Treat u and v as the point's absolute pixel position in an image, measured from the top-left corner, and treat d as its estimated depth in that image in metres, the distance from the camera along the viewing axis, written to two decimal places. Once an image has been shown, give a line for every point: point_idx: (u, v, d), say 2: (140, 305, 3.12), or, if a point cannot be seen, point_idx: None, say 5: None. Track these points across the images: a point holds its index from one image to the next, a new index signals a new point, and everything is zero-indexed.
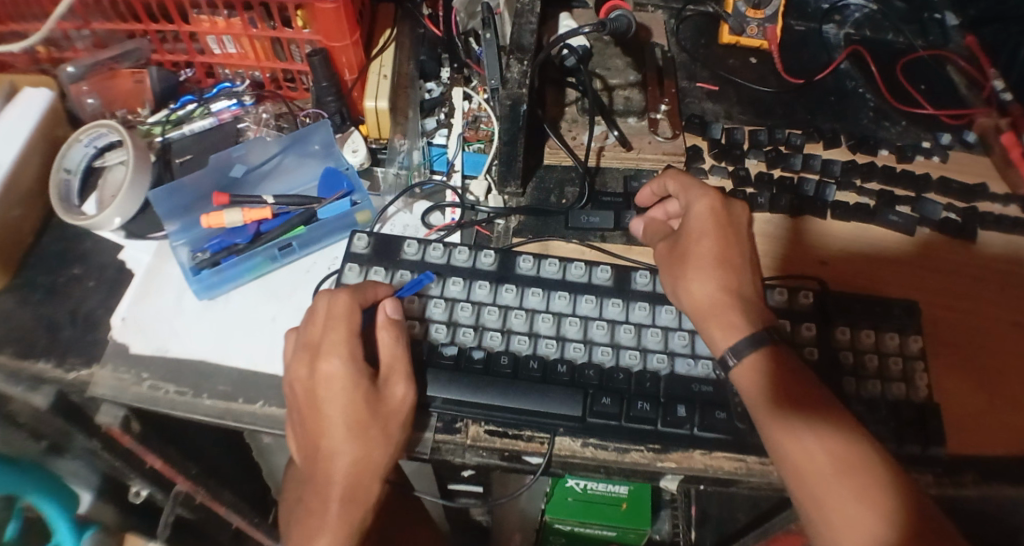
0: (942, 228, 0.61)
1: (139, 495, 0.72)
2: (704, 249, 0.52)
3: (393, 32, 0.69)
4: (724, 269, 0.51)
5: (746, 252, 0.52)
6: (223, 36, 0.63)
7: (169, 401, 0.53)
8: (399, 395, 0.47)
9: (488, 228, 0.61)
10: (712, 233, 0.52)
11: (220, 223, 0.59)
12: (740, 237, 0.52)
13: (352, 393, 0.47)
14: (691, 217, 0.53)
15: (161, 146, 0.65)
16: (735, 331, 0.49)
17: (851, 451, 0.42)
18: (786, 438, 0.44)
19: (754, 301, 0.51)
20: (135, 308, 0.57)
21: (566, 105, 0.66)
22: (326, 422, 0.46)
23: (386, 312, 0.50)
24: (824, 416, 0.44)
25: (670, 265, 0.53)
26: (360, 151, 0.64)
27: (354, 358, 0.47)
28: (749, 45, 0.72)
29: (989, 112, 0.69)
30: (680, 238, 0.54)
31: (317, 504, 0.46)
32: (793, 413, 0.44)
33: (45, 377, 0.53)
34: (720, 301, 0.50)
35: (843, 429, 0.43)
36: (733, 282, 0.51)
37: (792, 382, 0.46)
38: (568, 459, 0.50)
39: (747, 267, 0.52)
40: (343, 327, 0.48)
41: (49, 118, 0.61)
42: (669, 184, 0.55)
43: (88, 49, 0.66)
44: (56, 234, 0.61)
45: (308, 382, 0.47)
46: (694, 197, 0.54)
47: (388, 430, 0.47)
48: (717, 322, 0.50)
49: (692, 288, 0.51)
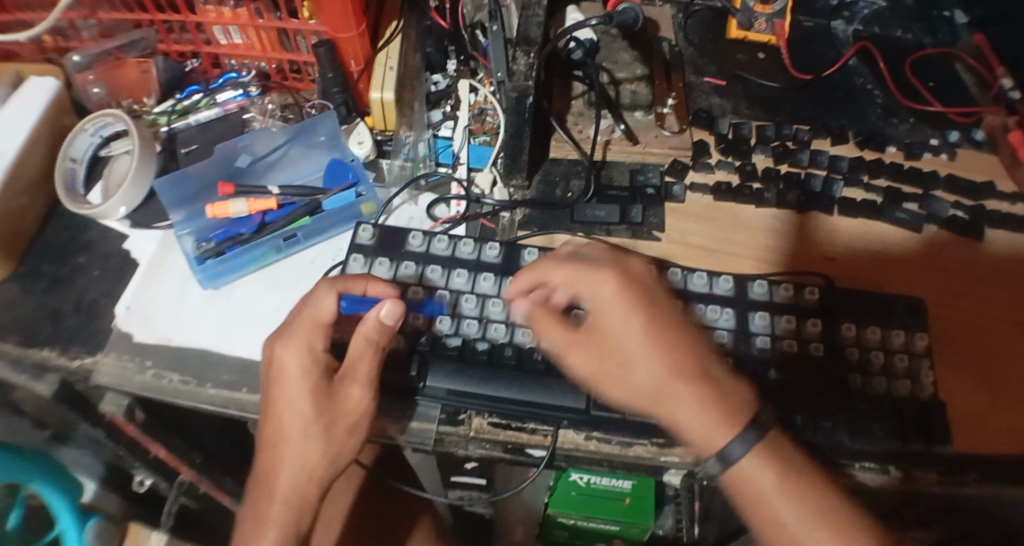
0: (949, 225, 0.61)
1: (143, 484, 0.72)
2: (633, 339, 0.43)
3: (399, 23, 0.69)
4: (667, 348, 0.43)
5: (674, 323, 0.44)
6: (229, 26, 0.63)
7: (172, 390, 0.53)
8: (353, 397, 0.47)
9: (493, 221, 0.61)
10: (635, 320, 0.44)
11: (226, 213, 0.59)
12: (661, 309, 0.45)
13: (300, 387, 0.47)
14: (607, 307, 0.45)
15: (167, 135, 0.65)
16: (699, 416, 0.42)
17: (837, 519, 0.40)
18: (770, 521, 0.40)
19: (708, 368, 0.43)
20: (140, 297, 0.57)
21: (572, 98, 0.66)
22: (275, 410, 0.47)
23: (379, 313, 0.47)
24: (810, 491, 0.40)
25: (598, 363, 0.45)
26: (366, 142, 0.65)
27: (311, 350, 0.47)
28: (758, 40, 0.72)
29: (998, 110, 0.68)
30: (596, 324, 0.45)
31: (261, 492, 0.47)
32: (780, 493, 0.40)
33: (49, 365, 0.53)
34: (674, 387, 0.42)
35: (826, 506, 0.40)
36: (682, 360, 0.43)
37: (778, 459, 0.41)
38: (572, 452, 0.50)
39: (687, 337, 0.44)
40: (310, 316, 0.48)
41: (55, 108, 0.61)
42: (562, 274, 0.47)
43: (94, 38, 0.66)
44: (61, 223, 0.61)
45: (269, 365, 0.48)
46: (596, 283, 0.45)
47: (329, 430, 0.47)
48: (680, 415, 0.42)
49: (639, 383, 0.43)
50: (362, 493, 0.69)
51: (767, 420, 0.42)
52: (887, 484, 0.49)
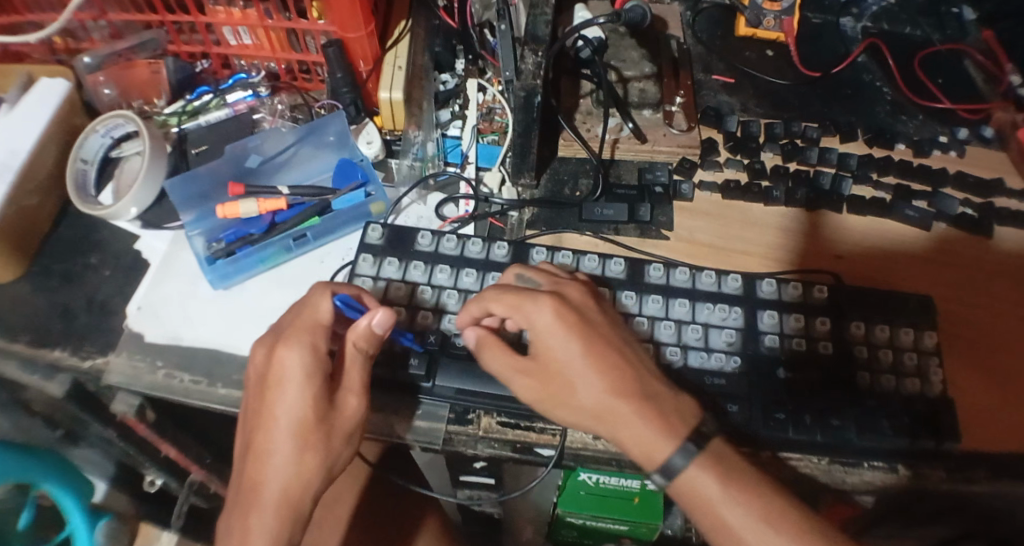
0: (959, 222, 0.60)
1: (154, 483, 0.73)
2: (573, 363, 0.44)
3: (408, 22, 0.69)
4: (607, 368, 0.44)
5: (613, 344, 0.45)
6: (238, 27, 0.63)
7: (184, 389, 0.53)
8: (351, 406, 0.45)
9: (502, 220, 0.61)
10: (571, 344, 0.44)
11: (235, 213, 0.59)
12: (599, 330, 0.45)
13: (304, 388, 0.43)
14: (541, 335, 0.45)
15: (177, 136, 0.65)
16: (645, 432, 0.42)
17: (785, 521, 0.40)
18: (724, 536, 0.40)
19: (650, 381, 0.44)
20: (151, 297, 0.57)
21: (580, 96, 0.66)
22: (267, 416, 0.43)
23: (370, 321, 0.45)
24: (757, 495, 0.41)
25: (545, 388, 0.45)
26: (374, 142, 0.65)
27: (315, 350, 0.44)
28: (765, 37, 0.72)
29: (1007, 106, 0.68)
30: (537, 348, 0.46)
31: (243, 507, 0.42)
32: (722, 494, 0.41)
33: (61, 364, 0.54)
34: (617, 406, 0.43)
35: (775, 511, 0.40)
36: (623, 378, 0.44)
37: (720, 464, 0.42)
38: (580, 451, 0.51)
39: (625, 354, 0.45)
40: (310, 317, 0.45)
41: (66, 108, 0.62)
42: (498, 305, 0.47)
43: (105, 40, 0.67)
44: (72, 223, 0.62)
45: (262, 368, 0.44)
46: (531, 310, 0.45)
47: (332, 437, 0.44)
48: (626, 434, 0.43)
49: (585, 405, 0.44)
50: (371, 491, 0.69)
51: (710, 430, 0.43)
52: (896, 482, 0.49)
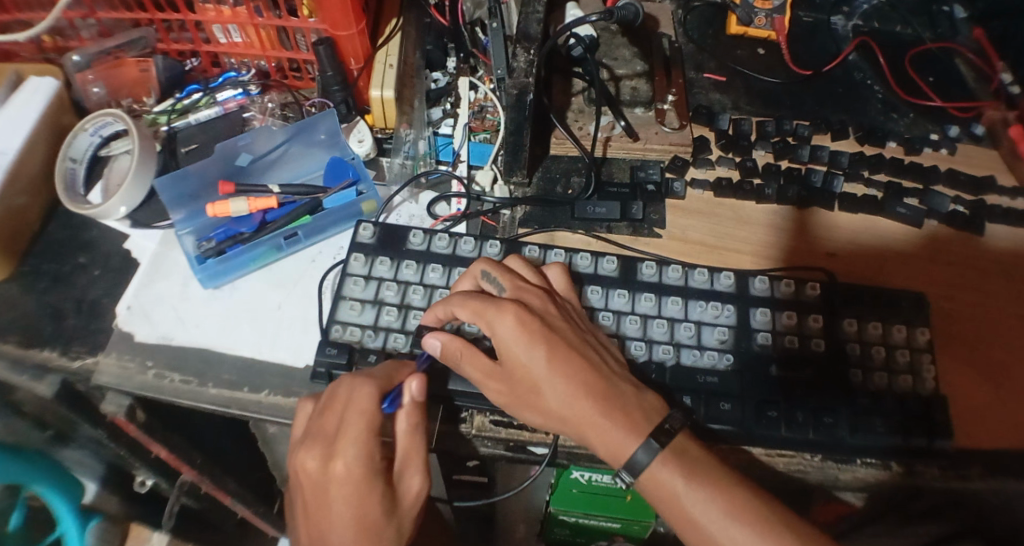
0: (951, 220, 0.61)
1: (145, 484, 0.73)
2: (536, 367, 0.44)
3: (399, 21, 0.68)
4: (571, 370, 0.44)
5: (576, 348, 0.45)
6: (228, 25, 0.63)
7: (174, 389, 0.53)
8: (414, 489, 0.45)
9: (494, 219, 0.61)
10: (531, 350, 0.44)
11: (226, 212, 0.59)
12: (561, 332, 0.46)
13: (366, 496, 0.43)
14: (504, 344, 0.45)
15: (167, 135, 0.64)
16: (611, 431, 0.43)
17: (749, 512, 0.42)
18: (693, 531, 0.42)
19: (613, 379, 0.45)
20: (140, 297, 0.57)
21: (572, 94, 0.66)
22: (333, 524, 0.43)
23: (410, 394, 0.45)
24: (722, 490, 0.42)
25: (511, 392, 0.46)
26: (366, 140, 0.64)
27: (370, 454, 0.43)
28: (757, 35, 0.72)
29: (997, 104, 0.68)
30: (500, 354, 0.46)
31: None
32: (688, 489, 0.42)
33: (50, 365, 0.53)
34: (585, 406, 0.44)
35: (743, 503, 0.42)
36: (590, 378, 0.44)
37: (687, 457, 0.43)
38: (573, 449, 0.51)
39: (586, 355, 0.45)
40: (361, 420, 0.43)
41: (55, 106, 0.61)
42: (461, 310, 0.47)
43: (94, 37, 0.66)
44: (62, 222, 0.61)
45: (317, 479, 0.43)
46: (494, 318, 0.45)
47: (401, 530, 0.44)
48: (595, 435, 0.44)
49: (554, 409, 0.44)
50: None
51: (675, 426, 0.44)
52: (889, 479, 0.49)
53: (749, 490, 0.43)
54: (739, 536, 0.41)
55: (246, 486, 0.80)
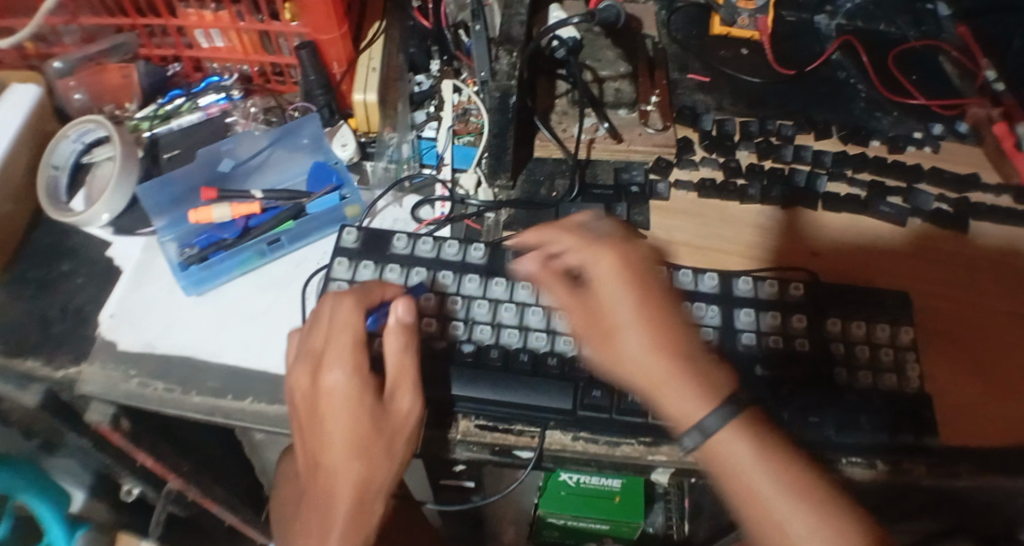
0: (935, 219, 0.61)
1: (131, 492, 0.72)
2: (625, 313, 0.42)
3: (382, 23, 0.69)
4: (660, 324, 0.42)
5: (669, 308, 0.43)
6: (210, 29, 0.63)
7: (158, 398, 0.52)
8: (405, 407, 0.46)
9: (478, 222, 0.61)
10: (626, 295, 0.43)
11: (209, 218, 0.58)
12: (655, 289, 0.43)
13: (356, 408, 0.45)
14: (598, 281, 0.44)
15: (149, 140, 0.64)
16: (682, 393, 0.40)
17: (816, 494, 0.37)
18: (759, 515, 0.37)
19: (700, 352, 0.42)
20: (124, 304, 0.57)
21: (556, 96, 0.66)
22: (326, 435, 0.45)
23: (396, 314, 0.47)
24: (798, 479, 0.37)
25: (595, 335, 0.44)
26: (350, 144, 0.64)
27: (358, 369, 0.46)
28: (741, 36, 0.72)
29: (982, 102, 0.68)
30: (593, 302, 0.44)
31: (319, 517, 0.45)
32: (764, 477, 0.37)
33: (34, 375, 0.52)
34: (666, 364, 0.41)
35: (822, 495, 0.37)
36: (675, 337, 0.42)
37: (763, 440, 0.38)
38: (560, 453, 0.50)
39: (679, 319, 0.43)
40: (346, 337, 0.46)
41: (38, 113, 0.61)
42: (567, 241, 0.46)
43: (77, 44, 0.65)
44: (46, 230, 0.61)
45: (310, 393, 0.46)
46: (595, 255, 0.44)
47: (393, 447, 0.45)
48: (664, 391, 0.40)
49: (628, 362, 0.42)
50: None
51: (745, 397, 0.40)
52: (877, 478, 0.49)
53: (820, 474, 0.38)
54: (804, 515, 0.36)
55: (235, 492, 0.79)
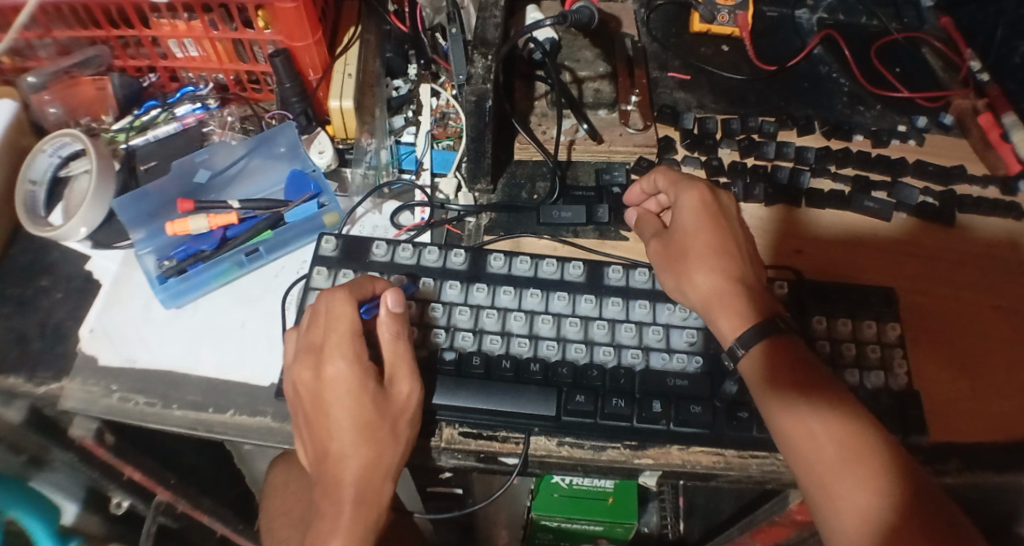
0: (919, 211, 0.60)
1: (121, 505, 0.71)
2: (701, 242, 0.51)
3: (357, 29, 0.70)
4: (723, 260, 0.50)
5: (737, 246, 0.51)
6: (184, 39, 0.62)
7: (140, 413, 0.52)
8: (405, 392, 0.46)
9: (459, 227, 0.60)
10: (708, 229, 0.51)
11: (185, 230, 0.58)
12: (733, 231, 0.52)
13: (358, 395, 0.45)
14: (683, 213, 0.53)
15: (125, 153, 0.64)
16: (741, 316, 0.48)
17: (861, 440, 0.41)
18: (808, 449, 0.42)
19: (757, 288, 0.50)
20: (104, 318, 0.56)
21: (535, 98, 0.66)
22: (331, 424, 0.44)
23: (386, 305, 0.47)
24: (825, 396, 0.43)
25: (669, 261, 0.52)
26: (326, 151, 0.65)
27: (358, 357, 0.45)
28: (721, 32, 0.72)
29: (966, 93, 0.68)
30: (674, 236, 0.53)
31: (329, 508, 0.43)
32: (794, 395, 0.44)
33: (16, 391, 0.51)
34: (726, 288, 0.49)
35: (845, 407, 0.43)
36: (735, 271, 0.50)
37: (792, 367, 0.45)
38: (546, 458, 0.49)
39: (745, 257, 0.51)
40: (343, 327, 0.46)
41: (13, 129, 0.60)
42: (661, 179, 0.54)
43: (51, 57, 0.64)
44: (24, 245, 0.59)
45: (313, 387, 0.45)
46: (682, 192, 0.53)
47: (397, 429, 0.45)
48: (729, 311, 0.48)
49: (695, 282, 0.50)
50: None
51: (787, 326, 0.47)
52: None
53: (867, 422, 0.43)
54: (856, 451, 0.41)
55: (223, 503, 0.78)
